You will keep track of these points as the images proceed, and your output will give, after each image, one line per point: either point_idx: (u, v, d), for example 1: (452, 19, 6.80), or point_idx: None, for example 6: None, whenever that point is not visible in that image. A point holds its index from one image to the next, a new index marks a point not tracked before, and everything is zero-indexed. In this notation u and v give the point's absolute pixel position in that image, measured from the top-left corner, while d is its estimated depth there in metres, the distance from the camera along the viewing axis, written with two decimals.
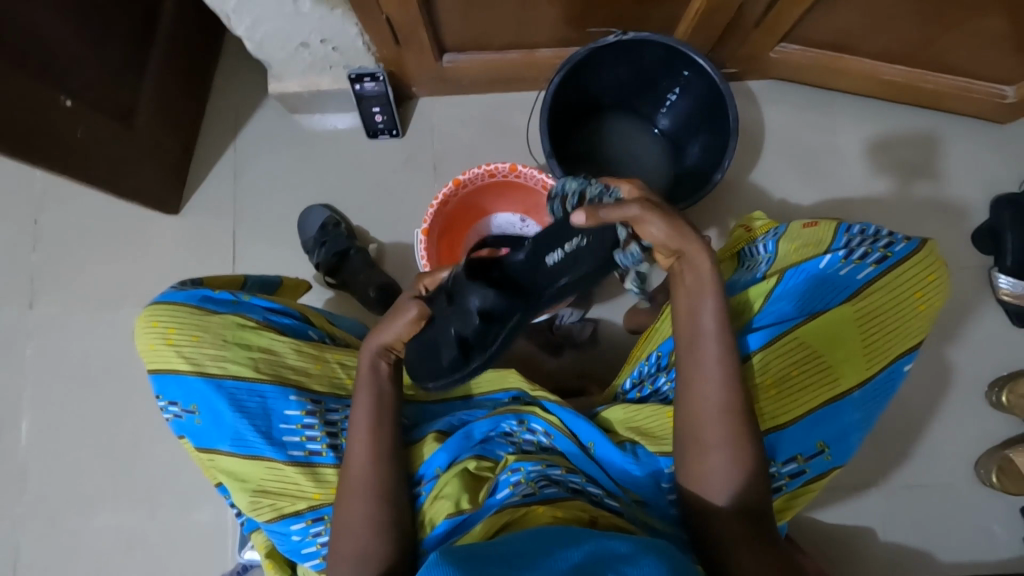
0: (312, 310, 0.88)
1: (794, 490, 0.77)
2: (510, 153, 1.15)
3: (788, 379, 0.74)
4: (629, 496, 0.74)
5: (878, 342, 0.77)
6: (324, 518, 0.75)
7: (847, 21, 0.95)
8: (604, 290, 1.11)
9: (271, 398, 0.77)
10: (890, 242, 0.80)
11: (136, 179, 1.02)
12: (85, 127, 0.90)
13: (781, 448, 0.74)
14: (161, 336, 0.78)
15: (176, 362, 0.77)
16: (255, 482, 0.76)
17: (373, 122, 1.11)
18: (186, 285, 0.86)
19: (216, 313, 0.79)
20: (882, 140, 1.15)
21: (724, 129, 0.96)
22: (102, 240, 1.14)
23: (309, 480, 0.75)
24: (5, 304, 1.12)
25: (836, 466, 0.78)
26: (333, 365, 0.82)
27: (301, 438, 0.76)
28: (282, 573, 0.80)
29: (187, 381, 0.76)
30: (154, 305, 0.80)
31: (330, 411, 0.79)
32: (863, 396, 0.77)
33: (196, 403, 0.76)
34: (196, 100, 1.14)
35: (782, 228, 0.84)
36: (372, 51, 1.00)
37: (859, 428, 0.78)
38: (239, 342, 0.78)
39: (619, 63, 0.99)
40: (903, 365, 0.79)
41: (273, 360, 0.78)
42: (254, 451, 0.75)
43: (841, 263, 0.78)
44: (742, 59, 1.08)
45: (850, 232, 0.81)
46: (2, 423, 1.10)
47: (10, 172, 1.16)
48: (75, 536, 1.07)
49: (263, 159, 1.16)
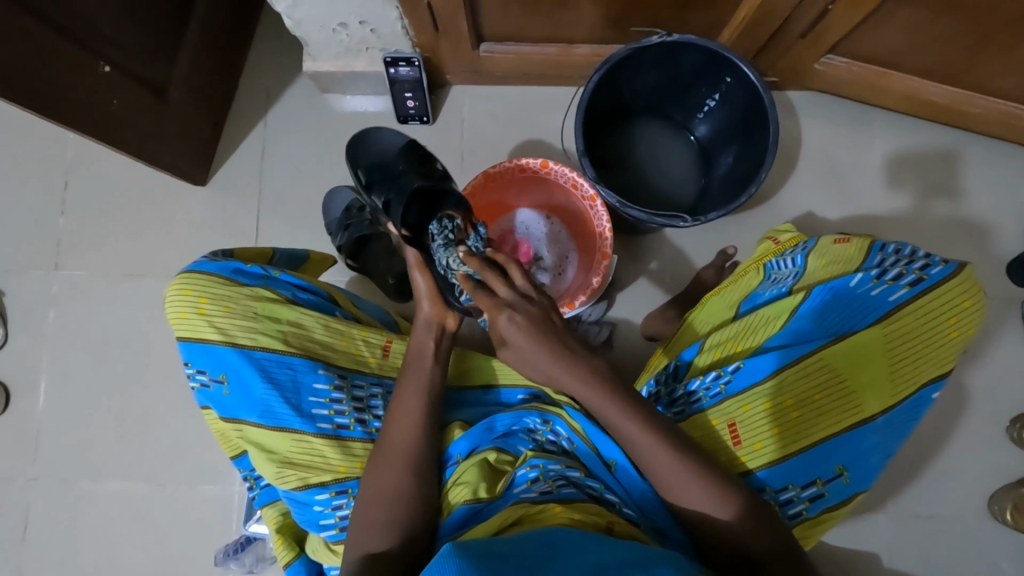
0: (339, 293, 0.88)
1: (814, 516, 0.74)
2: (539, 150, 1.13)
3: (810, 401, 0.72)
4: (647, 524, 0.70)
5: (908, 367, 0.73)
6: (348, 492, 0.75)
7: (900, 38, 0.92)
8: (623, 296, 1.10)
9: (301, 371, 0.77)
10: (925, 264, 0.76)
11: (166, 149, 1.02)
12: (119, 94, 0.89)
13: (799, 470, 0.72)
14: (193, 305, 0.78)
15: (207, 331, 0.77)
16: (282, 453, 0.76)
17: (404, 108, 1.10)
18: (217, 256, 0.86)
19: (245, 285, 0.79)
20: (922, 163, 1.12)
21: (763, 141, 0.92)
22: (129, 208, 1.15)
23: (338, 453, 0.76)
24: (31, 263, 1.14)
25: (858, 491, 0.75)
26: (358, 342, 0.82)
27: (330, 411, 0.77)
28: (289, 551, 0.82)
29: (218, 351, 0.77)
30: (185, 274, 0.80)
31: (356, 387, 0.80)
32: (888, 422, 0.73)
33: (226, 373, 0.77)
34: (228, 74, 1.14)
35: (811, 243, 0.82)
36: (408, 36, 0.99)
37: (882, 453, 0.74)
38: (269, 315, 0.78)
39: (658, 67, 0.97)
40: (932, 392, 0.75)
41: (302, 335, 0.79)
42: (282, 423, 0.75)
43: (872, 283, 0.75)
44: (785, 70, 1.05)
45: (884, 251, 0.78)
46: (22, 379, 1.12)
47: (42, 134, 1.17)
48: (86, 496, 1.09)
49: (292, 137, 1.16)
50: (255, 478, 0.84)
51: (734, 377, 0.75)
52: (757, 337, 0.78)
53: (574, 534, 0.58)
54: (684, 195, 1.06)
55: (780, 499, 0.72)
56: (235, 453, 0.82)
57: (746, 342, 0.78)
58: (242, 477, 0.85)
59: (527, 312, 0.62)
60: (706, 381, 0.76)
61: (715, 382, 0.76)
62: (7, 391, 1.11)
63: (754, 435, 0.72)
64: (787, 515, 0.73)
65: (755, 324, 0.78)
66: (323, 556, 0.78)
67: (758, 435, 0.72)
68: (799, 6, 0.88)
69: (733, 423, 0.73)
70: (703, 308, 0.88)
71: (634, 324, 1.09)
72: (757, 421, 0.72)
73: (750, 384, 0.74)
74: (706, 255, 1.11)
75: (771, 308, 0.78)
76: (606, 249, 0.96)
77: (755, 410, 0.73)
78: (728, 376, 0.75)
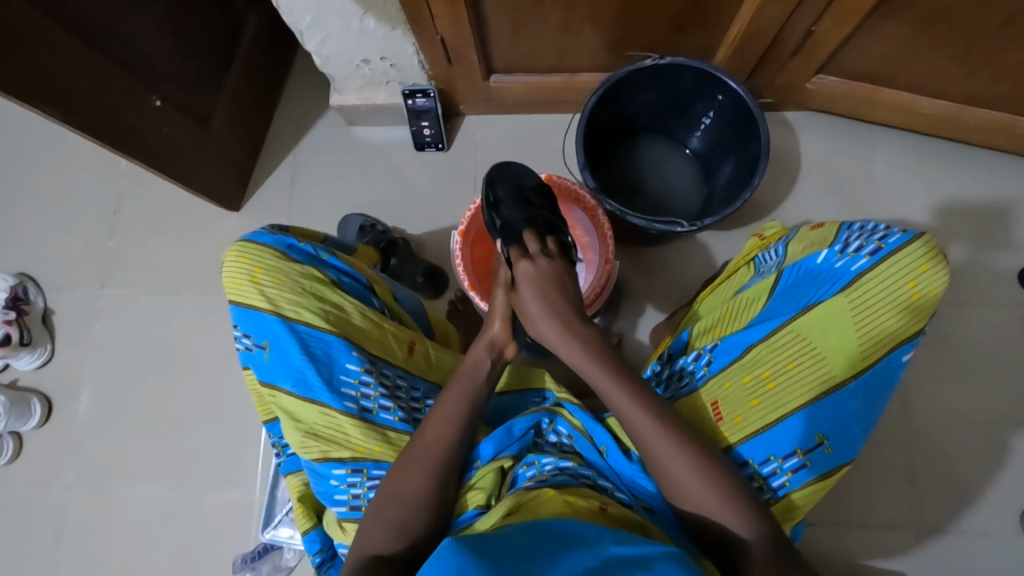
0: (378, 280, 0.92)
1: (800, 489, 0.74)
2: (547, 170, 1.20)
3: (780, 371, 0.75)
4: (637, 503, 0.75)
5: (876, 333, 0.72)
6: (363, 471, 0.79)
7: (883, 54, 0.97)
8: (632, 306, 1.13)
9: (336, 349, 0.80)
10: (885, 235, 0.74)
11: (207, 175, 1.12)
12: (169, 124, 1.00)
13: (779, 441, 0.74)
14: (248, 272, 0.82)
15: (256, 297, 0.81)
16: (309, 423, 0.79)
17: (422, 135, 1.19)
18: (275, 229, 0.90)
19: (297, 261, 0.83)
20: (918, 177, 1.16)
21: (756, 150, 0.98)
22: (169, 231, 1.25)
23: (360, 433, 0.79)
24: (80, 282, 1.24)
25: (843, 463, 0.74)
26: (389, 334, 0.86)
27: (357, 393, 0.80)
28: (308, 521, 0.82)
29: (264, 319, 0.80)
30: (243, 243, 0.84)
31: (384, 374, 0.83)
32: (861, 388, 0.73)
33: (269, 340, 0.80)
34: (265, 109, 1.26)
35: (792, 234, 0.87)
36: (425, 69, 1.08)
37: (862, 421, 0.74)
38: (315, 291, 0.82)
39: (653, 89, 1.04)
40: (904, 355, 0.73)
41: (341, 316, 0.82)
42: (313, 395, 0.79)
43: (838, 257, 0.76)
44: (779, 89, 1.11)
45: (851, 229, 0.78)
46: (65, 389, 1.19)
47: (97, 167, 1.29)
48: (116, 502, 1.13)
49: (320, 166, 1.25)
50: (282, 446, 0.86)
51: (714, 357, 0.81)
52: (741, 319, 0.82)
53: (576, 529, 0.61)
54: (690, 203, 1.11)
55: (764, 473, 0.75)
56: (267, 417, 0.86)
57: (731, 323, 0.83)
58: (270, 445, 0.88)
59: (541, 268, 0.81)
60: (691, 362, 0.83)
61: (698, 363, 0.82)
62: (50, 402, 1.19)
63: (734, 407, 0.77)
64: (772, 489, 0.75)
65: (738, 308, 0.83)
66: (333, 532, 0.80)
67: (739, 409, 0.76)
68: (785, 25, 0.94)
69: (715, 401, 0.79)
70: (700, 303, 0.95)
71: (644, 334, 1.12)
72: (736, 395, 0.77)
73: (729, 362, 0.79)
74: (712, 267, 1.14)
75: (754, 290, 0.83)
76: (608, 254, 0.99)
77: (734, 384, 0.78)
78: (709, 355, 0.82)
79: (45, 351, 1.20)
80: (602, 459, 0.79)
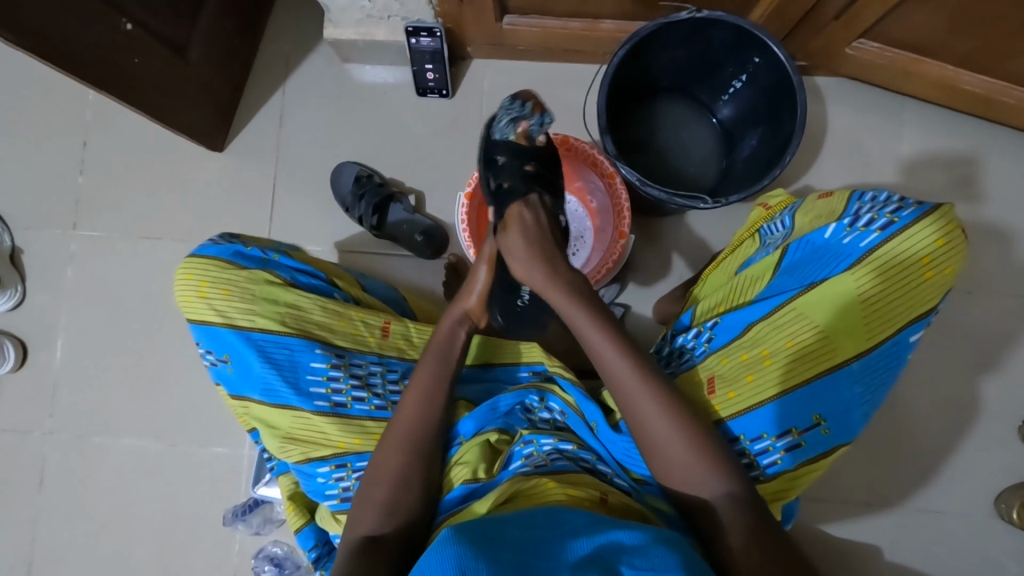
0: (337, 274, 0.88)
1: (793, 468, 0.73)
2: (558, 126, 1.12)
3: (778, 350, 0.72)
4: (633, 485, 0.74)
5: (882, 312, 0.70)
6: (347, 465, 0.77)
7: (933, 23, 0.89)
8: (637, 278, 1.09)
9: (298, 350, 0.77)
10: (898, 208, 0.71)
11: (186, 112, 1.01)
12: (141, 53, 0.89)
13: (774, 419, 0.71)
14: (195, 288, 0.78)
15: (208, 313, 0.78)
16: (285, 429, 0.78)
17: (424, 80, 1.09)
18: (223, 237, 0.85)
19: (245, 268, 0.79)
20: (946, 156, 1.10)
21: (790, 124, 0.91)
22: (146, 171, 1.16)
23: (337, 429, 0.77)
24: (50, 221, 1.15)
25: (840, 444, 0.73)
26: (356, 323, 0.82)
27: (327, 390, 0.77)
28: (300, 517, 0.82)
29: (219, 333, 0.78)
30: (189, 258, 0.80)
31: (354, 365, 0.80)
32: (864, 369, 0.71)
33: (229, 354, 0.78)
34: (251, 39, 1.13)
35: (798, 203, 0.83)
36: (432, 5, 0.97)
37: (862, 401, 0.72)
38: (267, 297, 0.78)
39: (684, 46, 0.95)
40: (911, 336, 0.71)
41: (300, 316, 0.79)
42: (282, 401, 0.77)
43: (846, 231, 0.72)
44: (815, 52, 1.03)
45: (862, 200, 0.74)
46: (40, 334, 1.13)
47: (63, 94, 1.17)
48: (99, 451, 1.11)
49: (311, 106, 1.15)
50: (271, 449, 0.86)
51: (715, 334, 0.79)
52: (745, 295, 0.79)
53: (572, 513, 0.58)
54: (705, 175, 1.05)
55: (755, 449, 0.73)
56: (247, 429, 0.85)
57: (734, 301, 0.80)
58: (261, 449, 0.88)
59: (534, 216, 0.80)
60: (692, 339, 0.81)
61: (698, 340, 0.80)
62: (25, 346, 1.13)
63: (730, 385, 0.74)
64: (761, 466, 0.73)
65: (742, 285, 0.80)
66: (329, 524, 0.79)
67: (733, 385, 0.74)
68: None
69: (711, 375, 0.76)
70: (708, 276, 0.91)
71: (647, 307, 1.09)
72: (733, 372, 0.74)
73: (729, 340, 0.77)
74: (722, 241, 1.09)
75: (758, 266, 0.80)
76: (623, 228, 0.99)
77: (732, 361, 0.75)
78: (709, 333, 0.79)
79: (16, 292, 1.12)
80: (592, 436, 0.77)
